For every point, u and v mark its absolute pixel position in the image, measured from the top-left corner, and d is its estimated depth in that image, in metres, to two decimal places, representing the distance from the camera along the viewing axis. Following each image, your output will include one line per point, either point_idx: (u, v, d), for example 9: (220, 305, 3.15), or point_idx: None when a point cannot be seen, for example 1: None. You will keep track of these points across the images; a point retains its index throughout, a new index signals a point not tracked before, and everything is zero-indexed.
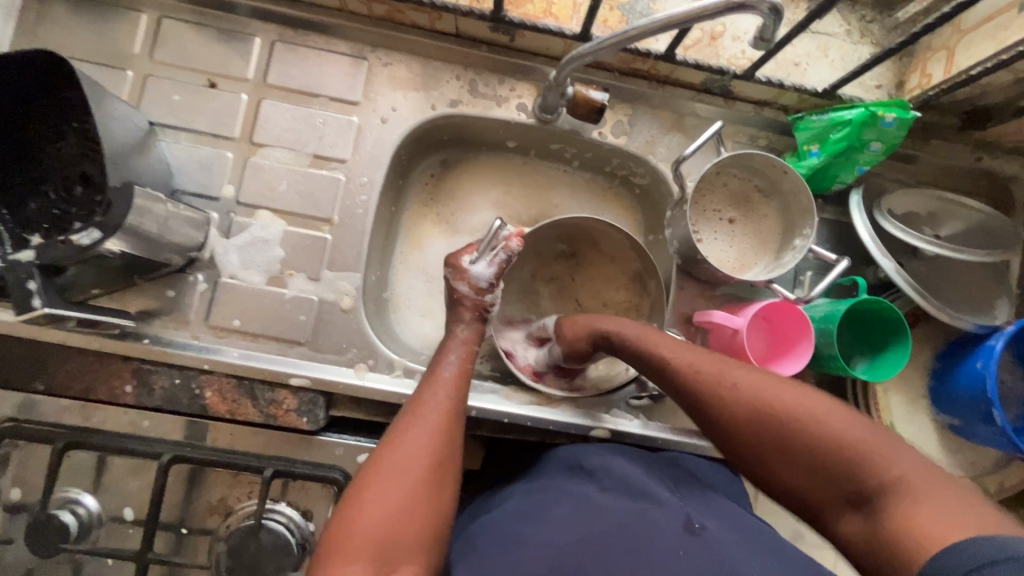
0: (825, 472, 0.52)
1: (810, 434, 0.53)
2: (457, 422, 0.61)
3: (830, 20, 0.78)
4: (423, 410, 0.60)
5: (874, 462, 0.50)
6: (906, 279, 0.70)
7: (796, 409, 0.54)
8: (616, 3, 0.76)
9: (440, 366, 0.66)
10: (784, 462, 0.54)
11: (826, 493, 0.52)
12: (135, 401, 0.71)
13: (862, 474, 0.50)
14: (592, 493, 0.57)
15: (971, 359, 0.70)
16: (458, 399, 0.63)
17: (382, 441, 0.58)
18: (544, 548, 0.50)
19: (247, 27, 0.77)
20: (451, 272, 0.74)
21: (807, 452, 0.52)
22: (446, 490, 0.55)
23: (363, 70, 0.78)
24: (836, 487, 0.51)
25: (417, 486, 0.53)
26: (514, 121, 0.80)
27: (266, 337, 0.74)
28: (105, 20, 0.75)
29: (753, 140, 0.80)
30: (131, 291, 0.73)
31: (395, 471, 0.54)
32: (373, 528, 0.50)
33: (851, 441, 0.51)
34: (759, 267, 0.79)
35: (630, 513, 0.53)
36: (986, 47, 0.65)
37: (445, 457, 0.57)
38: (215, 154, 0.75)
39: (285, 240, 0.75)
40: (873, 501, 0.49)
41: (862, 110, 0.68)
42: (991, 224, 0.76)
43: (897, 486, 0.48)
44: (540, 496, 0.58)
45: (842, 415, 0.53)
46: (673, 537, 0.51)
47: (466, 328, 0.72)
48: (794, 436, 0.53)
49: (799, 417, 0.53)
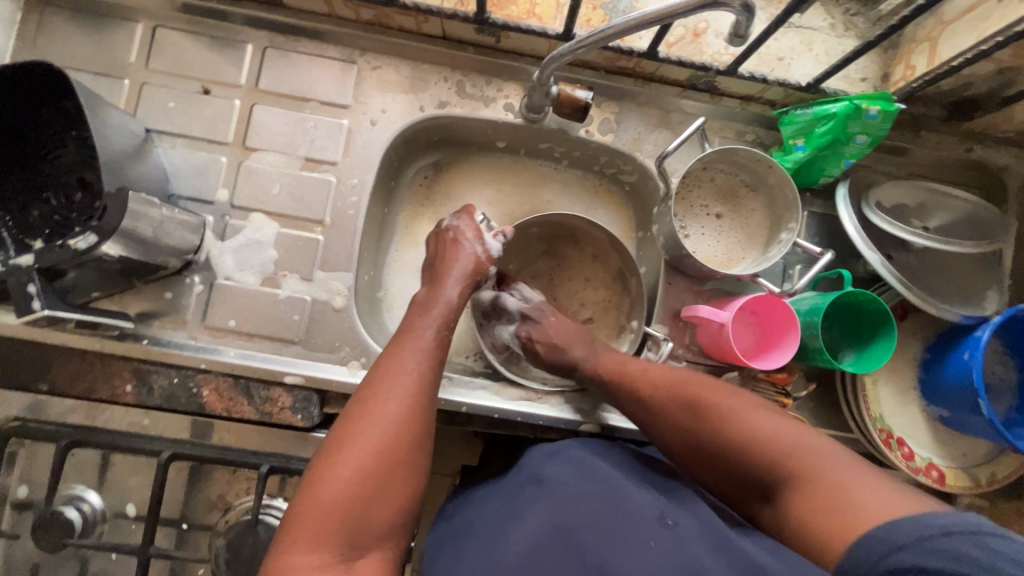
0: (741, 467, 0.57)
1: (726, 432, 0.59)
2: (429, 392, 0.61)
3: (814, 15, 0.78)
4: (395, 380, 0.60)
5: (780, 454, 0.54)
6: (891, 271, 0.70)
7: (720, 410, 0.61)
8: (599, 3, 0.77)
9: (413, 336, 0.65)
10: (709, 461, 0.60)
11: (752, 487, 0.57)
12: (135, 400, 0.72)
13: (772, 465, 0.54)
14: (567, 480, 0.58)
15: (959, 350, 0.71)
16: (430, 371, 0.63)
17: (351, 414, 0.58)
18: (519, 541, 0.51)
19: (240, 34, 0.78)
20: (460, 220, 0.78)
21: (726, 449, 0.58)
22: (414, 459, 0.57)
23: (353, 74, 0.79)
24: (753, 480, 0.56)
25: (387, 470, 0.55)
26: (502, 121, 0.81)
27: (261, 337, 0.76)
28: (102, 31, 0.77)
29: (741, 135, 0.80)
30: (131, 294, 0.75)
31: (362, 441, 0.55)
32: (339, 498, 0.52)
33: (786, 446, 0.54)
34: (746, 261, 0.79)
35: (602, 504, 0.54)
36: (967, 37, 0.65)
37: (414, 427, 0.58)
38: (209, 158, 0.77)
39: (278, 242, 0.77)
40: (787, 488, 0.53)
41: (846, 103, 0.68)
42: (981, 215, 0.75)
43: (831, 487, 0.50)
44: (520, 487, 0.60)
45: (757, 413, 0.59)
46: (646, 530, 0.51)
47: (452, 293, 0.72)
48: (713, 435, 0.59)
49: (720, 416, 0.60)
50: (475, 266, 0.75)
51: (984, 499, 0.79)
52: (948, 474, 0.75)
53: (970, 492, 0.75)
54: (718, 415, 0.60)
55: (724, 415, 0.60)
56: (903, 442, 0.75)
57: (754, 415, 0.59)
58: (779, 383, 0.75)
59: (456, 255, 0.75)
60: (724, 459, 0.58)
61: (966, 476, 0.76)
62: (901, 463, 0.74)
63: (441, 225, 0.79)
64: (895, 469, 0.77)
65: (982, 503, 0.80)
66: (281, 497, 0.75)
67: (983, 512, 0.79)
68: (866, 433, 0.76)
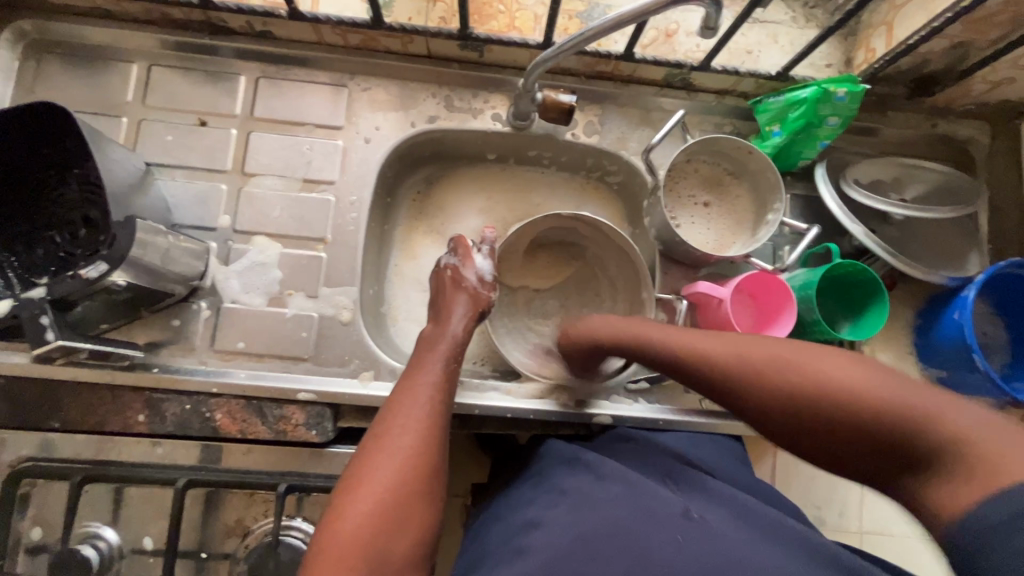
0: (857, 437, 0.47)
1: (826, 397, 0.48)
2: (441, 425, 0.62)
3: (776, 10, 0.83)
4: (404, 414, 0.61)
5: (921, 423, 0.45)
6: (877, 242, 0.73)
7: (819, 373, 0.49)
8: (574, 12, 0.81)
9: (421, 371, 0.66)
10: (808, 438, 0.50)
11: (869, 458, 0.47)
12: (148, 429, 0.72)
13: (899, 439, 0.45)
14: (587, 488, 0.60)
15: (949, 310, 0.73)
16: (442, 402, 0.64)
17: (363, 450, 0.59)
18: (547, 551, 0.53)
19: (232, 67, 0.81)
20: (457, 257, 0.79)
21: (833, 419, 0.48)
22: (431, 492, 0.57)
23: (345, 97, 0.82)
24: (878, 449, 0.47)
25: (401, 504, 0.55)
26: (491, 131, 0.84)
27: (271, 356, 0.77)
28: (98, 73, 0.80)
29: (719, 128, 0.84)
30: (139, 324, 0.76)
31: (378, 477, 0.56)
32: (360, 529, 0.52)
33: (889, 405, 0.46)
34: (738, 245, 0.82)
35: (622, 508, 0.57)
36: (920, 18, 0.69)
37: (431, 461, 0.58)
38: (209, 186, 0.79)
39: (281, 263, 0.79)
40: (926, 465, 0.44)
41: (815, 89, 0.72)
42: (953, 184, 0.80)
43: (942, 450, 0.44)
44: (539, 501, 0.62)
45: (850, 361, 0.49)
46: (669, 526, 0.54)
47: (456, 325, 0.73)
48: (830, 410, 0.48)
49: (815, 380, 0.49)
50: (473, 300, 0.76)
51: None
52: None
53: None
54: (817, 387, 0.49)
55: (827, 383, 0.48)
56: None
57: (849, 370, 0.49)
58: None
59: (456, 293, 0.76)
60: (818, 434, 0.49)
61: None
62: None
63: (439, 264, 0.80)
64: None
65: None
66: (301, 517, 0.74)
67: None
68: None
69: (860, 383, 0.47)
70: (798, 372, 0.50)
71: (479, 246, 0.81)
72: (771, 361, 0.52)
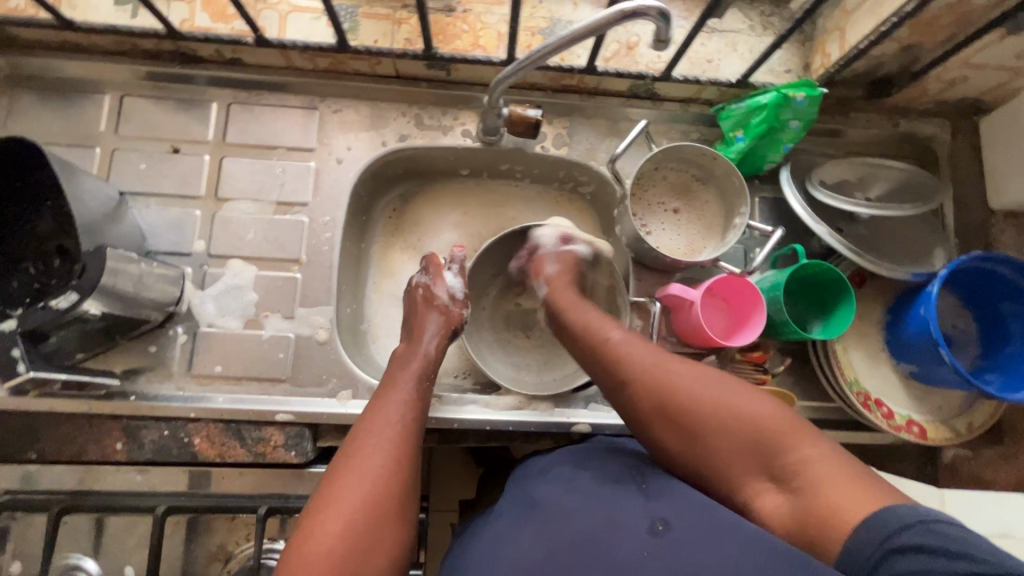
0: (737, 454, 0.56)
1: (716, 415, 0.57)
2: (413, 443, 0.62)
3: (733, 19, 0.85)
4: (377, 433, 0.61)
5: (785, 446, 0.53)
6: (841, 241, 0.74)
7: (713, 396, 0.59)
8: (536, 29, 0.83)
9: (392, 391, 0.66)
10: (698, 450, 0.58)
11: (743, 474, 0.56)
12: (126, 457, 0.73)
13: (769, 456, 0.54)
14: (556, 497, 0.59)
15: (915, 306, 0.74)
16: (414, 421, 0.64)
17: (333, 470, 0.59)
18: (514, 566, 0.52)
19: (204, 94, 0.83)
20: (428, 275, 0.80)
21: (719, 435, 0.57)
22: (402, 511, 0.58)
23: (316, 119, 0.84)
24: (752, 466, 0.55)
25: (370, 524, 0.55)
26: (462, 146, 0.86)
27: (248, 379, 0.77)
28: (72, 105, 0.81)
29: (686, 135, 0.86)
30: (116, 352, 0.76)
31: (348, 497, 0.56)
32: (330, 551, 0.52)
33: (761, 427, 0.55)
34: (708, 249, 0.83)
35: (589, 518, 0.54)
36: (868, 22, 0.71)
37: (400, 480, 0.59)
38: (183, 212, 0.80)
39: (257, 285, 0.79)
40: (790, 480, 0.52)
41: (775, 94, 0.74)
42: (918, 181, 0.81)
43: (803, 468, 0.52)
44: (508, 513, 0.61)
45: (738, 391, 0.58)
46: (635, 541, 0.51)
47: (428, 344, 0.73)
48: (714, 421, 0.57)
49: (712, 401, 0.58)
50: (445, 319, 0.76)
51: (966, 449, 0.81)
52: (928, 428, 0.78)
53: (952, 443, 0.77)
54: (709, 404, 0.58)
55: (717, 403, 0.58)
56: (881, 403, 0.78)
57: (738, 397, 0.58)
58: (757, 362, 0.78)
59: (428, 312, 0.77)
60: (707, 448, 0.57)
61: (945, 428, 0.78)
62: (881, 423, 0.76)
63: (411, 283, 0.81)
64: (879, 431, 0.79)
65: (968, 454, 0.81)
66: (283, 539, 0.74)
67: (968, 463, 0.81)
68: (845, 400, 0.78)
69: (741, 407, 0.57)
70: (698, 393, 0.59)
71: (451, 264, 0.82)
72: (681, 382, 0.61)
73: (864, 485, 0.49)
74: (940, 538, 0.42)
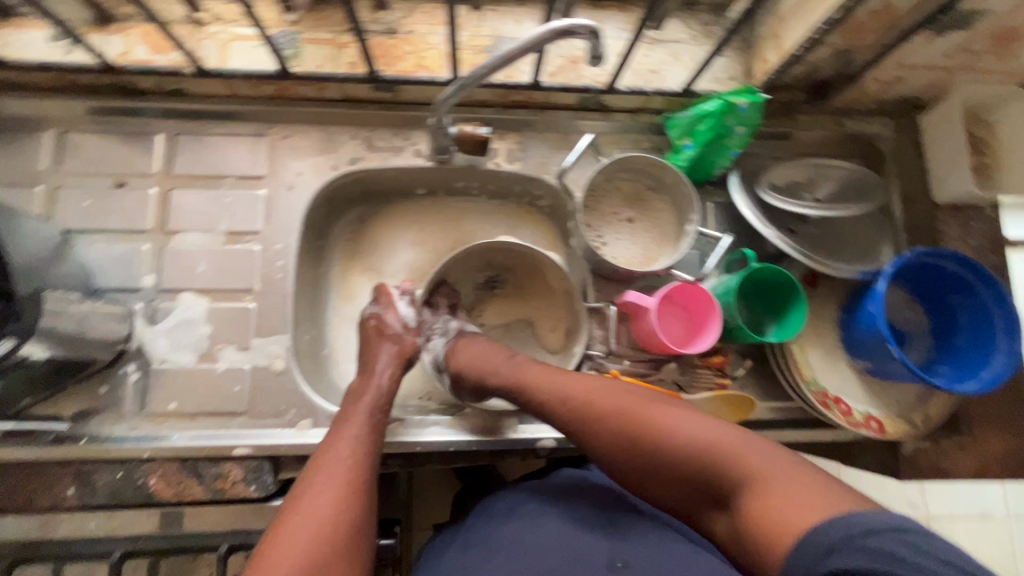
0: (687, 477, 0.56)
1: (658, 443, 0.57)
2: (366, 480, 0.61)
3: (675, 30, 0.86)
4: (326, 472, 0.60)
5: (729, 460, 0.53)
6: (789, 244, 0.76)
7: (651, 422, 0.59)
8: (481, 47, 0.83)
9: (344, 427, 0.65)
10: (651, 481, 0.58)
11: (698, 496, 0.56)
12: (77, 503, 0.70)
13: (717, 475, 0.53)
14: (521, 536, 0.61)
15: (864, 304, 0.75)
16: (367, 458, 0.63)
17: (281, 513, 0.57)
18: None
19: (150, 126, 0.81)
20: (379, 305, 0.80)
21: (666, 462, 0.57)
22: (353, 551, 0.56)
23: (264, 146, 0.83)
24: (703, 487, 0.55)
25: (316, 567, 0.53)
26: (415, 166, 0.85)
27: (203, 416, 0.75)
28: (10, 143, 0.79)
29: (637, 144, 0.86)
30: (65, 395, 0.74)
31: (294, 539, 0.54)
32: None
33: (703, 446, 0.55)
34: (663, 257, 0.84)
35: (553, 557, 0.58)
36: (801, 29, 0.72)
37: (351, 518, 0.57)
38: (131, 247, 0.79)
39: (210, 318, 0.78)
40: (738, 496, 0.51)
41: (718, 102, 0.75)
42: (862, 181, 0.82)
43: (750, 481, 0.51)
44: (473, 555, 0.62)
45: (675, 412, 0.58)
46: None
47: (382, 373, 0.73)
48: (658, 449, 0.57)
49: (653, 428, 0.58)
50: (400, 347, 0.77)
51: (925, 440, 0.82)
52: (886, 422, 0.79)
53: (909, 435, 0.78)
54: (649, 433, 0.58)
55: (657, 429, 0.58)
56: (840, 400, 0.78)
57: (677, 420, 0.58)
58: (716, 365, 0.78)
59: (380, 342, 0.77)
60: (660, 476, 0.57)
61: (901, 420, 0.79)
62: (840, 420, 0.76)
63: (363, 313, 0.80)
64: (839, 428, 0.80)
65: (929, 445, 0.82)
66: None
67: (929, 453, 0.82)
68: (803, 398, 0.78)
69: (680, 428, 0.57)
70: (637, 424, 0.59)
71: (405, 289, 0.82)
72: (620, 414, 0.61)
73: (807, 488, 0.48)
74: (872, 553, 0.40)
